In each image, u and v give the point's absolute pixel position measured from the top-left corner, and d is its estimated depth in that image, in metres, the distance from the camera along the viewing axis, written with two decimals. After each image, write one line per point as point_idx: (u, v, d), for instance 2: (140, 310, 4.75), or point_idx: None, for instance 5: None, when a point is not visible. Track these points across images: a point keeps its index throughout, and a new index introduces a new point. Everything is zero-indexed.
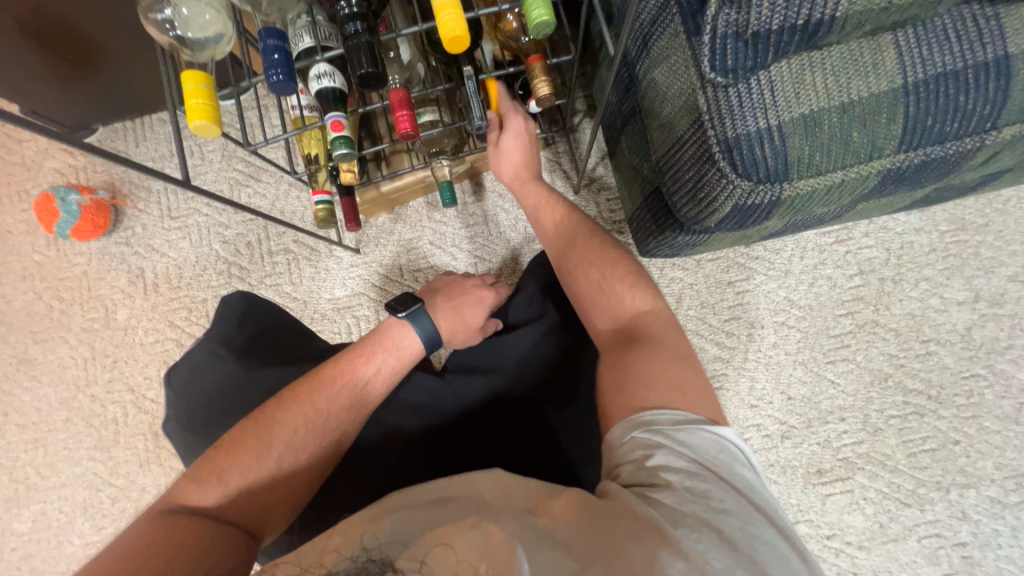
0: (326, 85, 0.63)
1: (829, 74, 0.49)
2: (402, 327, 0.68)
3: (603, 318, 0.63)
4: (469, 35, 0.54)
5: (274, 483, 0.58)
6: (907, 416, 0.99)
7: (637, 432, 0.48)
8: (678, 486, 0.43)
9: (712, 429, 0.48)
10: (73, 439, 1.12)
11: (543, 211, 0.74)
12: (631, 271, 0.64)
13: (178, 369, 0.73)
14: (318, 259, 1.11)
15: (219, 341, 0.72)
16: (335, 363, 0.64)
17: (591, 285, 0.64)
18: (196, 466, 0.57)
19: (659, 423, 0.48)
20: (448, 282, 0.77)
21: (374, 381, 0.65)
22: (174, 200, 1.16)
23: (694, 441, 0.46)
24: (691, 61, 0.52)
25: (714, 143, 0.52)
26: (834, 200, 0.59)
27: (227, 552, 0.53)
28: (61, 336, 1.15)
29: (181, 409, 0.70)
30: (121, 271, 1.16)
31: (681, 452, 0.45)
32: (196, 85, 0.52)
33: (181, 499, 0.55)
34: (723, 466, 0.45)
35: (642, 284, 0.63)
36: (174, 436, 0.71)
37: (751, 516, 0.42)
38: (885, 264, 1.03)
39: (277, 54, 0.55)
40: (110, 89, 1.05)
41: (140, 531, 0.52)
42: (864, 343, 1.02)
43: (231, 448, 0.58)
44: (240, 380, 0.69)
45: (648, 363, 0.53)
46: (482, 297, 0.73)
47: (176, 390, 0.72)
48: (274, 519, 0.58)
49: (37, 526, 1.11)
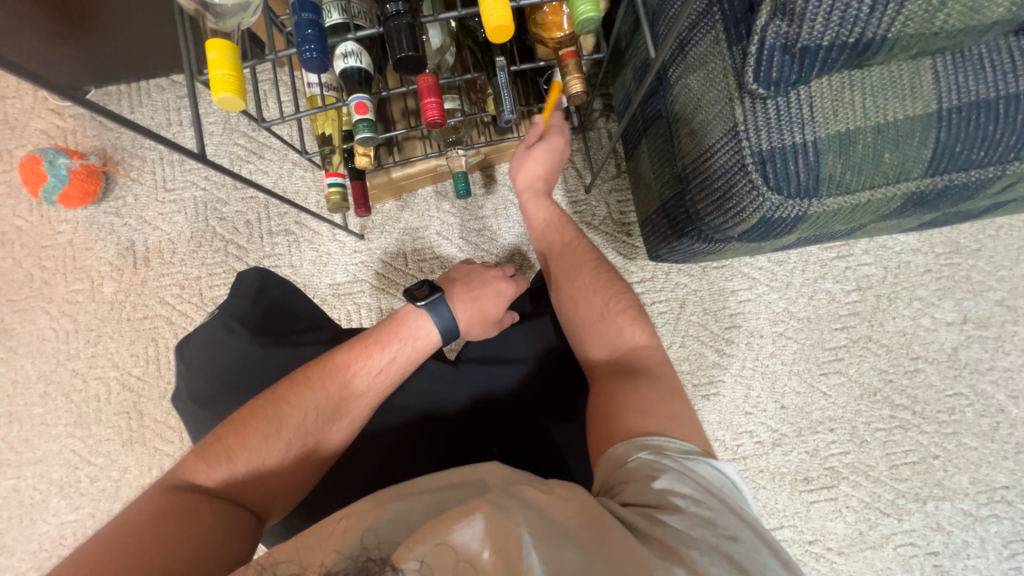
0: (352, 64, 0.62)
1: (867, 94, 0.50)
2: (420, 316, 0.66)
3: (600, 342, 0.63)
4: (513, 26, 0.53)
5: (282, 466, 0.57)
6: (892, 430, 1.03)
7: (647, 453, 0.48)
8: (685, 509, 0.44)
9: (711, 462, 0.49)
10: (51, 414, 1.07)
11: (551, 228, 0.75)
12: (633, 306, 0.65)
13: (191, 341, 0.70)
14: (320, 243, 1.09)
15: (234, 316, 0.69)
16: (349, 348, 0.63)
17: (592, 311, 0.64)
18: (204, 445, 0.56)
19: (669, 450, 0.49)
20: (474, 269, 0.74)
21: (388, 368, 0.64)
22: (170, 171, 1.12)
23: (698, 470, 0.48)
24: (732, 70, 0.52)
25: (748, 155, 0.52)
26: (856, 218, 0.60)
27: (234, 534, 0.52)
28: (41, 306, 1.10)
29: (192, 384, 0.68)
30: (110, 241, 1.11)
31: (684, 477, 0.46)
32: (222, 55, 0.50)
33: (186, 477, 0.53)
34: (721, 490, 0.47)
35: (642, 318, 0.64)
36: (183, 410, 0.69)
37: (758, 545, 0.43)
38: (882, 282, 1.06)
39: (310, 28, 0.52)
40: (105, 53, 0.99)
41: (141, 508, 0.50)
42: (857, 357, 1.05)
43: (240, 428, 0.56)
44: (255, 361, 0.67)
45: (645, 391, 0.55)
46: (502, 290, 0.72)
47: (185, 365, 0.69)
48: (281, 501, 0.57)
49: (9, 503, 1.06)
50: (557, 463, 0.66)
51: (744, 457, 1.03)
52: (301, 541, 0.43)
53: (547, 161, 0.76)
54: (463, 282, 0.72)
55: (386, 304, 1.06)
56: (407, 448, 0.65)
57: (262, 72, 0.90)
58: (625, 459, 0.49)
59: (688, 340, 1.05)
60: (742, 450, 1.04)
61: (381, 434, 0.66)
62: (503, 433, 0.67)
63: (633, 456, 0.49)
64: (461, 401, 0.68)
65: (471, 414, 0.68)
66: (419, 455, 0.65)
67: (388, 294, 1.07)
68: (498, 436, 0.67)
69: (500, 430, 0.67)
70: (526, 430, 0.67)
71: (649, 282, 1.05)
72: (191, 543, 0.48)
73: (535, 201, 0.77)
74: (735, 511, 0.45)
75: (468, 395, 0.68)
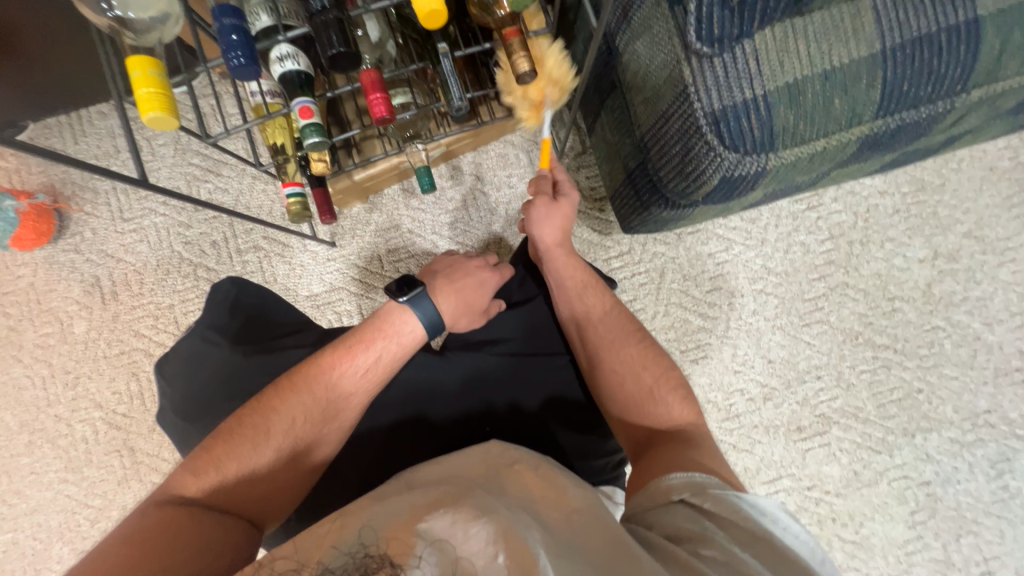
0: (290, 68, 0.59)
1: (812, 41, 0.50)
2: (401, 312, 0.65)
3: (643, 414, 0.63)
4: (446, 9, 0.51)
5: (272, 472, 0.56)
6: (876, 369, 1.05)
7: (688, 495, 0.50)
8: (724, 545, 0.44)
9: (758, 501, 0.49)
10: (40, 463, 1.05)
11: (588, 290, 0.71)
12: (680, 382, 0.65)
13: (171, 358, 0.68)
14: (292, 256, 1.06)
15: (211, 329, 0.68)
16: (334, 349, 0.62)
17: (641, 387, 0.64)
18: (193, 457, 0.55)
19: (711, 487, 0.50)
20: (455, 262, 0.74)
21: (374, 367, 0.63)
22: (125, 201, 1.08)
23: (743, 507, 0.48)
24: (675, 30, 0.51)
25: (701, 116, 0.52)
26: (816, 167, 0.60)
27: (233, 539, 0.51)
28: (12, 355, 1.06)
29: (176, 402, 0.66)
30: (73, 280, 1.07)
31: (724, 509, 0.48)
32: (145, 73, 0.47)
33: (177, 489, 0.53)
34: (770, 535, 0.46)
35: (689, 395, 0.64)
36: (169, 427, 0.67)
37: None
38: (854, 228, 1.07)
39: (235, 34, 0.50)
40: (33, 87, 0.95)
41: (136, 520, 0.50)
42: (836, 304, 1.06)
43: (227, 438, 0.55)
44: (238, 371, 0.65)
45: (698, 458, 0.55)
46: (484, 280, 0.72)
47: (166, 382, 0.67)
48: (279, 507, 0.57)
49: (10, 557, 1.05)
50: (549, 445, 0.66)
51: (738, 415, 1.05)
52: (300, 542, 0.42)
53: (565, 224, 0.73)
54: (438, 274, 0.72)
55: (367, 310, 1.05)
56: (396, 450, 0.65)
57: (204, 86, 0.87)
58: (666, 497, 0.51)
59: (672, 309, 1.05)
60: (736, 408, 1.05)
61: (367, 439, 0.65)
62: (493, 424, 0.67)
63: (677, 496, 0.50)
64: (445, 398, 0.68)
65: (460, 409, 0.67)
66: (409, 458, 0.65)
67: (367, 299, 1.05)
68: (488, 427, 0.67)
69: (488, 419, 0.67)
70: (516, 417, 0.67)
71: (627, 256, 1.06)
72: (183, 552, 0.48)
73: (568, 260, 0.72)
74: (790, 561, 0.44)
75: (452, 390, 0.68)
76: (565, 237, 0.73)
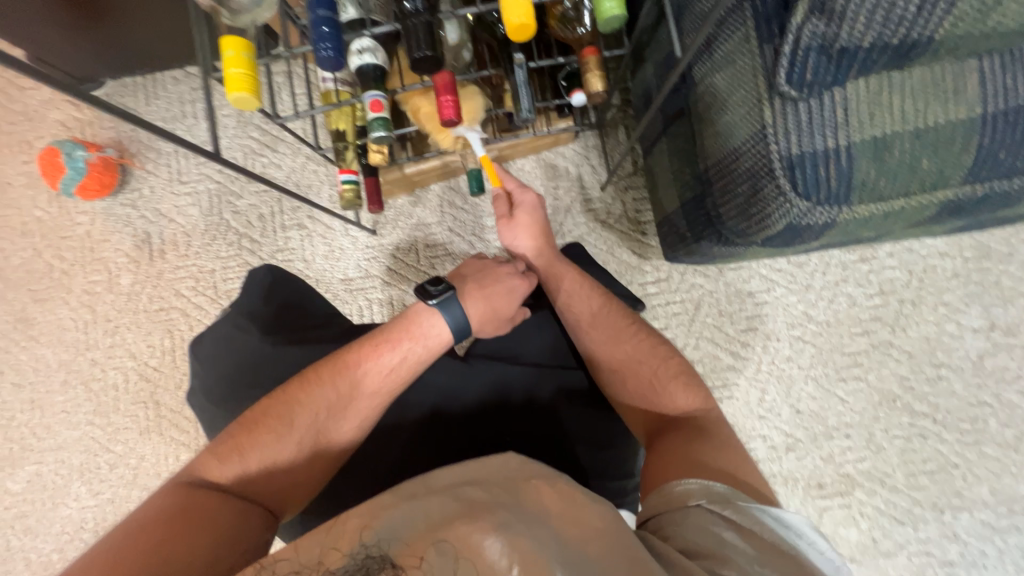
0: (367, 61, 0.60)
1: (908, 97, 0.48)
2: (431, 314, 0.66)
3: (649, 407, 0.64)
4: (535, 22, 0.50)
5: (292, 463, 0.57)
6: (911, 437, 1.00)
7: (708, 501, 0.49)
8: (745, 557, 0.43)
9: (782, 515, 0.48)
10: (71, 402, 1.10)
11: (576, 295, 0.70)
12: (683, 371, 0.66)
13: (204, 338, 0.70)
14: (333, 238, 1.08)
15: (245, 314, 0.69)
16: (360, 346, 0.63)
17: (646, 381, 0.65)
18: (219, 442, 0.57)
19: (737, 500, 0.49)
20: (483, 265, 0.73)
21: (398, 368, 0.63)
22: (184, 164, 1.12)
23: (765, 520, 0.47)
24: (762, 69, 0.50)
25: (776, 159, 0.50)
26: (888, 226, 0.58)
27: (250, 529, 0.52)
28: (61, 297, 1.12)
29: (208, 384, 0.67)
30: (126, 233, 1.12)
31: (748, 522, 0.47)
32: (237, 54, 0.49)
33: (201, 473, 0.55)
34: (792, 548, 0.45)
35: (694, 381, 0.65)
36: (198, 407, 0.68)
37: None
38: (906, 286, 1.02)
39: (326, 26, 0.51)
40: (116, 47, 1.00)
41: (162, 498, 0.52)
42: (877, 363, 1.02)
43: (253, 426, 0.57)
44: (269, 359, 0.67)
45: (711, 458, 0.55)
46: (515, 288, 0.71)
47: (199, 363, 0.68)
48: (296, 498, 0.58)
49: (31, 487, 1.09)
50: (566, 464, 0.65)
51: (758, 461, 1.02)
52: (302, 543, 0.43)
53: (537, 232, 0.74)
54: (468, 276, 0.71)
55: (397, 301, 1.06)
56: (414, 446, 0.65)
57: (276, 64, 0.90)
58: (682, 502, 0.49)
59: (702, 343, 1.03)
60: (756, 454, 1.02)
61: (387, 430, 0.66)
62: (512, 434, 0.66)
63: (694, 501, 0.49)
64: (469, 403, 0.67)
65: (482, 416, 0.67)
66: (427, 458, 0.65)
67: (399, 290, 1.06)
68: (506, 434, 0.66)
69: (508, 427, 0.67)
70: (537, 428, 0.66)
71: (664, 282, 1.04)
72: (204, 535, 0.49)
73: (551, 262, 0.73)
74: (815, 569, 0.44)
75: (477, 396, 0.68)
76: (543, 244, 0.74)
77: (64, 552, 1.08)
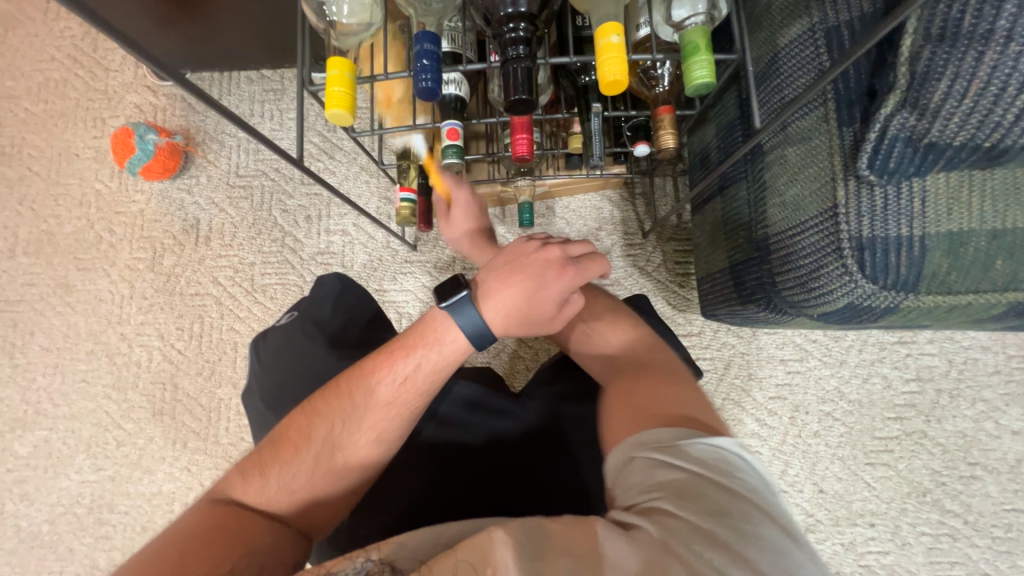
0: (451, 92, 0.66)
1: (988, 197, 0.49)
2: (444, 319, 0.58)
3: (590, 357, 0.63)
4: (627, 81, 0.52)
5: (312, 480, 0.55)
6: (939, 537, 0.95)
7: (645, 449, 0.43)
8: (678, 506, 0.37)
9: (714, 442, 0.43)
10: (93, 372, 1.11)
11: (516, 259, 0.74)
12: (610, 308, 0.66)
13: (268, 340, 0.73)
14: (374, 248, 1.10)
15: (312, 322, 0.72)
16: (376, 356, 0.59)
17: (576, 329, 0.65)
18: (247, 458, 0.57)
19: (667, 438, 0.43)
20: (520, 252, 0.60)
21: (414, 379, 0.58)
22: (244, 158, 1.16)
23: (699, 451, 0.42)
24: (839, 150, 0.51)
25: (845, 238, 0.51)
26: (949, 317, 0.58)
27: (269, 546, 0.51)
28: (104, 268, 1.15)
29: (265, 387, 0.69)
30: (177, 217, 1.15)
31: (680, 456, 0.41)
32: (341, 74, 0.52)
33: (228, 489, 0.55)
34: (726, 475, 0.40)
35: (622, 317, 0.64)
36: (252, 410, 0.71)
37: (756, 520, 0.37)
38: (944, 375, 1.00)
39: (427, 59, 0.53)
40: (203, 44, 1.07)
41: (193, 514, 0.52)
42: (908, 452, 0.98)
43: (276, 442, 0.56)
44: (323, 368, 0.67)
45: (655, 396, 0.50)
46: (548, 281, 0.58)
47: (260, 364, 0.71)
48: (323, 517, 0.57)
49: (37, 452, 1.09)
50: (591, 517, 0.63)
51: None
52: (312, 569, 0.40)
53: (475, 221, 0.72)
54: (496, 270, 0.59)
55: None
56: (443, 483, 0.64)
57: None
58: (628, 453, 0.44)
59: (729, 404, 1.01)
60: None
61: (412, 459, 0.65)
62: (541, 482, 0.63)
63: (639, 450, 0.44)
64: (500, 441, 0.66)
65: (511, 458, 0.65)
66: (453, 496, 0.63)
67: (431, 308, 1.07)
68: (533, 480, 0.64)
69: (538, 468, 0.64)
70: (568, 469, 0.64)
71: (695, 337, 1.03)
72: (227, 553, 0.48)
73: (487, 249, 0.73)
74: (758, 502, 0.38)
75: (512, 436, 0.67)
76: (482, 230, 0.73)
77: (55, 525, 1.07)
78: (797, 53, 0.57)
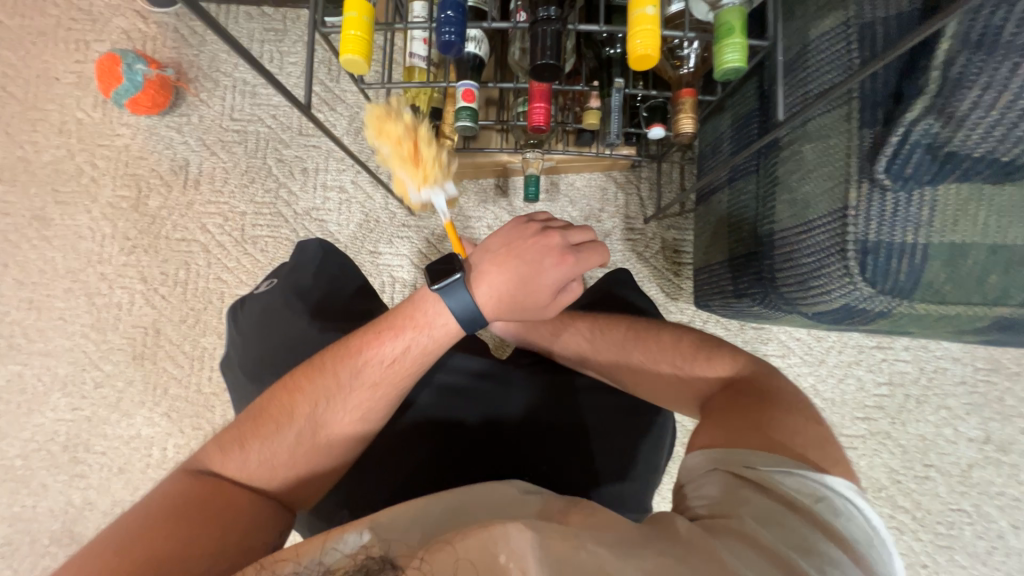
0: (470, 51, 0.63)
1: (995, 212, 0.50)
2: (435, 301, 0.58)
3: (686, 394, 0.60)
4: (658, 57, 0.51)
5: (293, 455, 0.55)
6: (887, 529, 1.02)
7: (720, 465, 0.46)
8: (749, 529, 0.39)
9: (808, 476, 0.44)
10: (71, 311, 1.08)
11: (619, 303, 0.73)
12: (700, 341, 0.62)
13: (246, 309, 0.71)
14: (371, 208, 1.08)
15: (294, 291, 0.70)
16: (362, 335, 0.58)
17: (657, 362, 0.62)
18: (224, 433, 0.56)
19: (760, 465, 0.45)
20: (516, 234, 0.59)
21: (402, 359, 0.58)
22: (239, 101, 1.10)
23: (786, 484, 0.43)
24: (856, 151, 0.51)
25: (851, 241, 0.51)
26: (934, 327, 0.60)
27: (254, 519, 0.51)
28: (84, 204, 1.09)
29: (245, 358, 0.68)
30: (165, 156, 1.10)
31: (771, 486, 0.43)
32: (359, 17, 0.49)
33: (204, 464, 0.53)
34: (810, 508, 0.41)
35: (718, 350, 0.61)
36: (230, 381, 0.71)
37: (835, 560, 0.38)
38: (914, 382, 1.04)
39: (452, 11, 0.51)
40: None
41: (166, 489, 0.50)
42: (870, 450, 1.04)
43: (257, 416, 0.55)
44: (306, 339, 0.67)
45: (772, 430, 0.49)
46: (544, 268, 0.58)
47: (239, 333, 0.69)
48: (307, 492, 0.57)
49: (10, 387, 1.07)
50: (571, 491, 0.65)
51: None
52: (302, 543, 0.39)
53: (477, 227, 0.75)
54: (493, 251, 0.59)
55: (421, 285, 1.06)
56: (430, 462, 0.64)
57: None
58: (705, 470, 0.47)
59: None
60: None
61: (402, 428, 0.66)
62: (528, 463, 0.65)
63: (721, 468, 0.46)
64: (488, 418, 0.67)
65: (499, 438, 0.66)
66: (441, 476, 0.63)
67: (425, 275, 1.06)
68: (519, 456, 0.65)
69: (526, 444, 0.66)
70: (555, 443, 0.65)
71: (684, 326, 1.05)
72: (209, 527, 0.47)
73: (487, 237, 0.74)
74: (796, 508, 0.41)
75: (501, 413, 0.67)
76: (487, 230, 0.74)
77: (28, 460, 1.05)
78: (828, 47, 0.56)
